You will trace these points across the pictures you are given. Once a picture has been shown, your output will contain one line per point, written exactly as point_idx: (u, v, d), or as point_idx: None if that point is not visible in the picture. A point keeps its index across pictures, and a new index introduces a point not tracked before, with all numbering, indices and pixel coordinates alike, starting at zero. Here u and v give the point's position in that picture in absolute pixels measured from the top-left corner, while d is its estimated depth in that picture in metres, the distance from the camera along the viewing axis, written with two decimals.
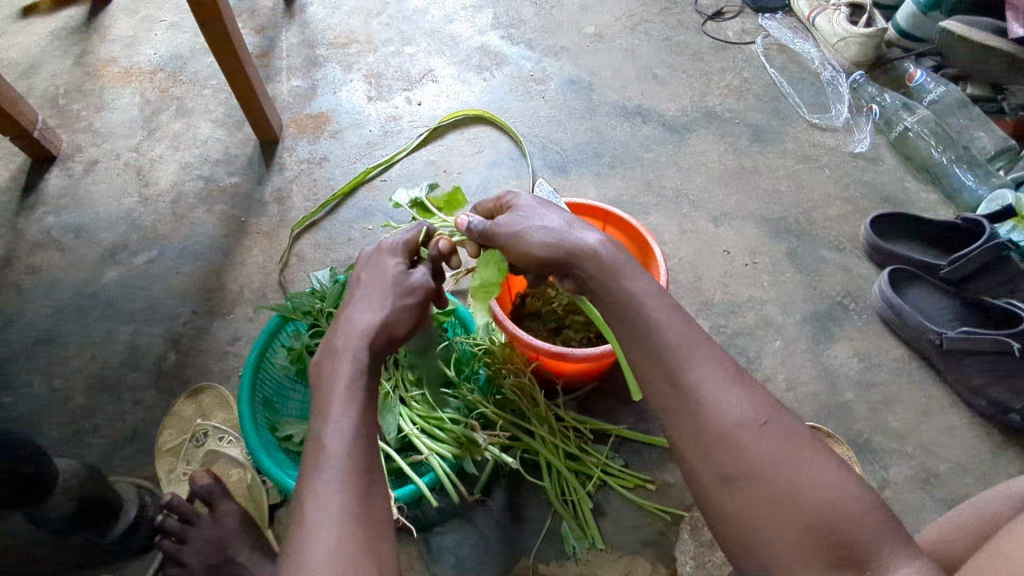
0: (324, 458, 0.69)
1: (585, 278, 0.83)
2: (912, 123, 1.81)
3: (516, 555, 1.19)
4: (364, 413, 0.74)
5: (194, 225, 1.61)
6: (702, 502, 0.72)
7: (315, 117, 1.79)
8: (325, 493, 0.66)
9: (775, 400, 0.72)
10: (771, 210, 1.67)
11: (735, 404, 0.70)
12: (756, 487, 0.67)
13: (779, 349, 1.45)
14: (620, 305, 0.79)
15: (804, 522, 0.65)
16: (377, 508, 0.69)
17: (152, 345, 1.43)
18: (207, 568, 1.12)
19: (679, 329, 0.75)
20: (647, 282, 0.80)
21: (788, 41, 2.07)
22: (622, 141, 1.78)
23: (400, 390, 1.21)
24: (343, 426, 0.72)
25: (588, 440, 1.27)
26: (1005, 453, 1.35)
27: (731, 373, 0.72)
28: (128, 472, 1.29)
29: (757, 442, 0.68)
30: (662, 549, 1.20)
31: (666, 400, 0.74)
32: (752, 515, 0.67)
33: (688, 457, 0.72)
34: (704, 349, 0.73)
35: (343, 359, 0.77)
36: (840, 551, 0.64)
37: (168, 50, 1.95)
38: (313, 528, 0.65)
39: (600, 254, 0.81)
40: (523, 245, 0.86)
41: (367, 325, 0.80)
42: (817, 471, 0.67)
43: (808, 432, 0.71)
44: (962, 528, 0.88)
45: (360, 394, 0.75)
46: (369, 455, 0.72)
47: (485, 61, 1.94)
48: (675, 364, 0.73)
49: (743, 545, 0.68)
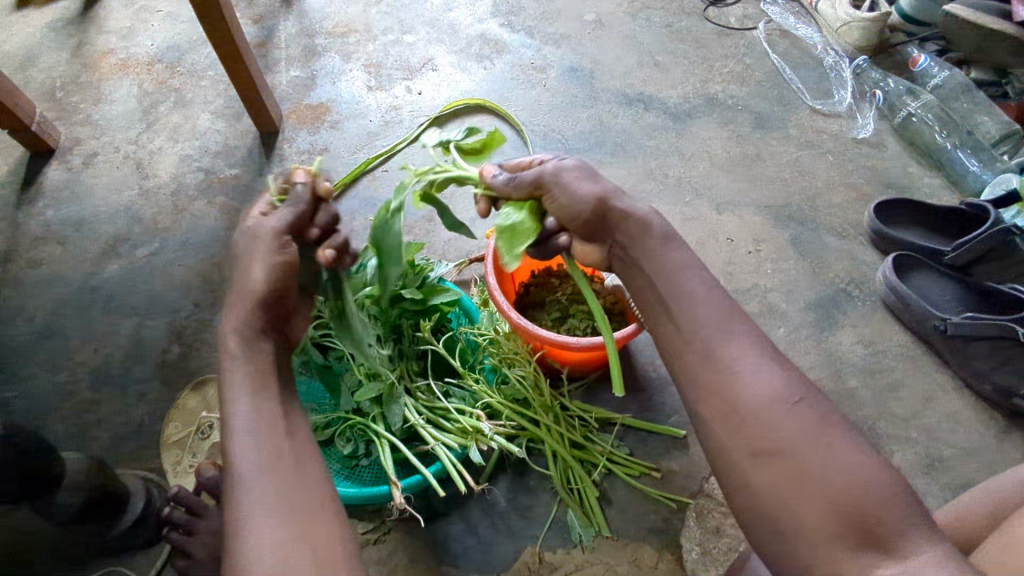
0: (230, 460, 0.71)
1: (625, 246, 0.85)
2: (915, 109, 1.80)
3: (522, 543, 1.20)
4: (255, 402, 0.75)
5: (196, 217, 1.60)
6: (726, 477, 0.72)
7: (315, 108, 1.78)
8: (239, 492, 0.69)
9: (812, 383, 0.72)
10: (775, 197, 1.66)
11: (770, 381, 0.71)
12: (785, 463, 0.67)
13: (783, 336, 1.45)
14: (658, 274, 0.81)
15: (829, 499, 0.65)
16: (304, 488, 0.72)
17: (156, 338, 1.43)
18: (216, 559, 1.12)
19: (716, 305, 0.77)
20: (690, 257, 0.82)
21: (791, 26, 2.06)
22: (624, 129, 1.77)
23: (406, 381, 1.18)
24: (240, 424, 0.73)
25: (593, 428, 1.28)
26: (1009, 438, 1.35)
27: (766, 351, 0.73)
28: (133, 464, 1.29)
29: (790, 419, 0.68)
30: (669, 537, 1.21)
31: (697, 373, 0.75)
32: (778, 490, 0.67)
33: (716, 431, 0.72)
34: (742, 327, 0.75)
35: (225, 361, 0.78)
36: (863, 529, 0.63)
37: (166, 41, 1.94)
38: (239, 526, 0.67)
39: (650, 224, 0.84)
40: (566, 196, 0.84)
41: (239, 312, 0.80)
42: (846, 451, 0.67)
43: (842, 417, 0.70)
44: (972, 513, 0.89)
45: (247, 386, 0.77)
46: (274, 441, 0.73)
47: (486, 50, 1.93)
48: (713, 339, 0.74)
49: (766, 521, 0.68)
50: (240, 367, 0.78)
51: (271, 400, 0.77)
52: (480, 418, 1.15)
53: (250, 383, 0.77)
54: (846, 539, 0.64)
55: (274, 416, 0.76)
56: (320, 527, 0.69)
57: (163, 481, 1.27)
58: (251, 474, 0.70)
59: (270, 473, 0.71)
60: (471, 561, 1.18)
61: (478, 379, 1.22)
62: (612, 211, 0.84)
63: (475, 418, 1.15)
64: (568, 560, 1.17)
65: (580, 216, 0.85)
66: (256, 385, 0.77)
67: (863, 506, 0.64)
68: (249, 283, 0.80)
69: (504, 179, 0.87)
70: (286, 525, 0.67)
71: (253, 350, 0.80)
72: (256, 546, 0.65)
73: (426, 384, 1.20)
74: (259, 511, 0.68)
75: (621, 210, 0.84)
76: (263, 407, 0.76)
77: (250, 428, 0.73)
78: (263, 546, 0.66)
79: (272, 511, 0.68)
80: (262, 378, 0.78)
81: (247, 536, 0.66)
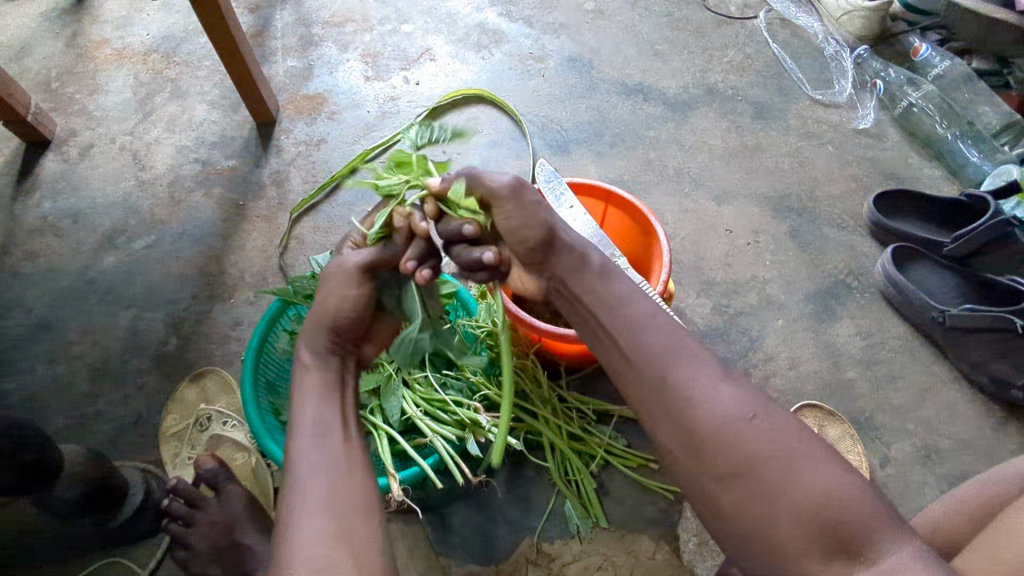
0: (292, 462, 0.75)
1: (564, 280, 0.86)
2: (917, 99, 1.79)
3: (521, 534, 1.20)
4: (320, 410, 0.80)
5: (193, 209, 1.60)
6: (700, 501, 0.72)
7: (313, 98, 1.77)
8: (293, 492, 0.71)
9: (764, 394, 0.73)
10: (775, 188, 1.66)
11: (723, 399, 0.71)
12: (752, 481, 0.67)
13: (782, 328, 1.45)
14: (603, 300, 0.82)
15: (800, 512, 0.64)
16: (354, 490, 0.72)
17: (153, 330, 1.43)
18: (215, 551, 1.13)
19: (665, 333, 0.77)
20: (634, 288, 0.84)
21: (791, 15, 2.04)
22: (623, 120, 1.76)
23: (404, 372, 1.18)
24: (306, 428, 0.77)
25: (591, 420, 1.27)
26: (1006, 429, 1.35)
27: (718, 370, 0.74)
28: (132, 456, 1.29)
29: (748, 436, 0.68)
30: (666, 528, 1.22)
31: (653, 401, 0.75)
32: (750, 510, 0.67)
33: (680, 456, 0.72)
34: (690, 350, 0.76)
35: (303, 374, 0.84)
36: (836, 536, 0.63)
37: (161, 31, 1.92)
38: (292, 522, 0.69)
39: (590, 256, 0.86)
40: (519, 217, 0.84)
41: (311, 333, 0.86)
42: (806, 461, 0.67)
43: (798, 424, 0.71)
44: (960, 502, 0.90)
45: (312, 396, 0.81)
46: (332, 446, 0.76)
47: (484, 39, 1.92)
48: (665, 366, 0.74)
49: (743, 538, 0.68)
50: (311, 377, 0.83)
51: (337, 408, 0.81)
52: (477, 409, 1.15)
53: (320, 393, 0.82)
54: (823, 549, 0.64)
55: (336, 424, 0.79)
56: (363, 530, 0.69)
57: (162, 472, 1.27)
58: (307, 474, 0.73)
59: (325, 474, 0.73)
60: (470, 552, 1.19)
61: (476, 370, 1.22)
62: (557, 240, 0.85)
63: (473, 409, 1.15)
64: (565, 550, 1.18)
65: (533, 236, 0.84)
66: (323, 395, 0.81)
67: (833, 514, 0.64)
68: (321, 303, 0.86)
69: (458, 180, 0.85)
70: (327, 522, 0.68)
71: (326, 364, 0.85)
72: (301, 543, 0.67)
73: (424, 376, 1.19)
74: (311, 508, 0.70)
75: (563, 242, 0.86)
76: (329, 416, 0.79)
77: (314, 433, 0.77)
78: (309, 543, 0.67)
79: (323, 510, 0.69)
80: (329, 389, 0.83)
81: (296, 533, 0.68)
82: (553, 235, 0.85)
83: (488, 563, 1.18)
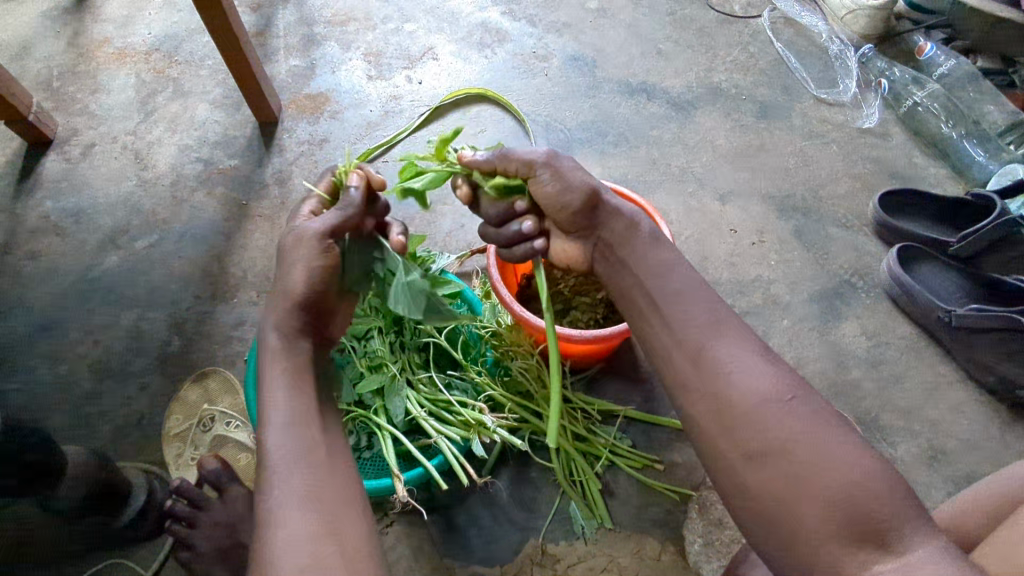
0: (266, 453, 0.72)
1: (609, 241, 0.87)
2: (922, 98, 1.79)
3: (526, 534, 1.20)
4: (291, 397, 0.76)
5: (195, 208, 1.59)
6: (722, 479, 0.72)
7: (315, 98, 1.76)
8: (274, 485, 0.69)
9: (802, 380, 0.73)
10: (780, 187, 1.65)
11: (760, 379, 0.71)
12: (778, 463, 0.67)
13: (787, 328, 1.45)
14: (645, 272, 0.83)
15: (824, 497, 0.64)
16: (334, 485, 0.72)
17: (156, 330, 1.43)
18: (218, 552, 1.12)
19: (705, 309, 0.77)
20: (676, 259, 0.84)
21: (795, 13, 2.03)
22: (626, 119, 1.75)
23: (408, 373, 1.17)
24: (277, 419, 0.74)
25: (596, 421, 1.26)
26: (1013, 429, 1.35)
27: (759, 350, 0.75)
28: (136, 456, 1.28)
29: (782, 416, 0.69)
30: (672, 528, 1.21)
31: (687, 376, 0.75)
32: (776, 490, 0.67)
33: (708, 432, 0.73)
34: (732, 329, 0.76)
35: (268, 358, 0.78)
36: (859, 526, 0.63)
37: (163, 29, 1.92)
38: (273, 518, 0.67)
39: (637, 223, 0.86)
40: (555, 179, 0.85)
41: (281, 311, 0.80)
42: (840, 448, 0.67)
43: (834, 413, 0.71)
44: (976, 503, 0.89)
45: (285, 381, 0.77)
46: (309, 436, 0.74)
47: (486, 38, 1.91)
48: (704, 338, 0.75)
49: (762, 519, 0.69)
50: (277, 365, 0.77)
51: (311, 397, 0.78)
52: (483, 410, 1.14)
53: (291, 376, 0.77)
54: (846, 538, 0.63)
55: (311, 413, 0.76)
56: (351, 528, 0.69)
57: (165, 473, 1.26)
58: (284, 470, 0.70)
59: (304, 468, 0.71)
60: (475, 554, 1.18)
61: (481, 371, 1.21)
62: (602, 204, 0.87)
63: (478, 410, 1.14)
64: (571, 551, 1.18)
65: (569, 207, 0.86)
66: (294, 379, 0.77)
67: (857, 502, 0.63)
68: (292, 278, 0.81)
69: (484, 158, 0.88)
70: (313, 520, 0.67)
71: (295, 347, 0.80)
72: (285, 539, 0.65)
73: (428, 376, 1.18)
74: (293, 504, 0.68)
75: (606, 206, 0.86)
76: (302, 402, 0.76)
77: (288, 423, 0.74)
78: (294, 542, 0.65)
79: (307, 507, 0.68)
80: (301, 374, 0.79)
81: (277, 533, 0.66)
82: (597, 200, 0.86)
83: (493, 564, 1.17)
